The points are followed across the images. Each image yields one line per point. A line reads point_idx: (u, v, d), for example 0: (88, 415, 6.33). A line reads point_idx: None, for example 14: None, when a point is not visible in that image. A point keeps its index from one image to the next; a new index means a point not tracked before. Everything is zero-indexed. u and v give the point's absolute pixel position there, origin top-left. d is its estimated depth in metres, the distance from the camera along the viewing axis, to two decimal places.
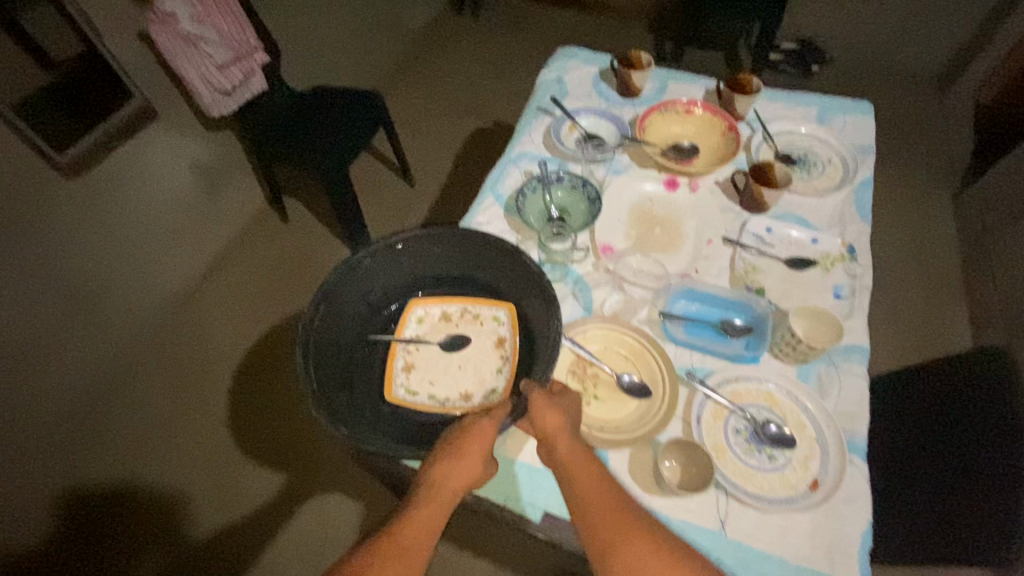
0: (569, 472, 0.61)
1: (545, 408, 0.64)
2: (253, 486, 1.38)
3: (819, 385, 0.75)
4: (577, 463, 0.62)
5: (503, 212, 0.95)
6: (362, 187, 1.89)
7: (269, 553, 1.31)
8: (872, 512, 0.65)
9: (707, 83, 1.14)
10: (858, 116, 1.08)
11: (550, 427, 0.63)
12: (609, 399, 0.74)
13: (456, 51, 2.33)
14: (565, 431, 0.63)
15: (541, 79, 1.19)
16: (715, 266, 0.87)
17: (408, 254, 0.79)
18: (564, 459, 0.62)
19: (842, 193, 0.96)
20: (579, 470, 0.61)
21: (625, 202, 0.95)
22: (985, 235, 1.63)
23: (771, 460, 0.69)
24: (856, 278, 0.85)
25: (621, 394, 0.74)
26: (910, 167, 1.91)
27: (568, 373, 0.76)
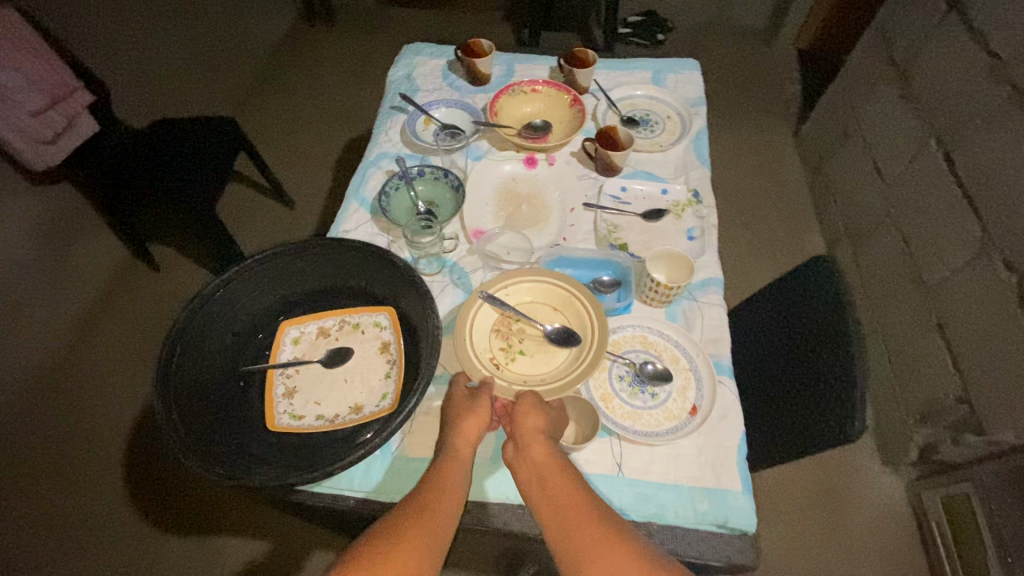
0: (541, 478, 0.61)
1: (528, 412, 0.65)
2: (162, 560, 1.26)
3: (685, 320, 0.81)
4: (550, 468, 0.61)
5: (369, 215, 0.93)
6: (237, 219, 1.78)
7: None
8: (744, 423, 0.71)
9: (549, 62, 1.19)
10: (687, 73, 1.17)
11: (529, 430, 0.63)
12: (535, 353, 0.74)
13: (314, 64, 2.24)
14: (540, 435, 0.63)
15: (390, 78, 1.18)
16: (580, 232, 0.92)
17: (271, 275, 0.76)
18: (536, 461, 0.62)
19: (682, 144, 1.04)
20: (550, 475, 0.60)
21: (489, 186, 0.98)
22: (822, 163, 1.84)
23: (654, 396, 0.74)
24: (704, 219, 0.93)
25: (548, 345, 0.75)
26: (755, 114, 2.11)
27: (492, 332, 0.75)
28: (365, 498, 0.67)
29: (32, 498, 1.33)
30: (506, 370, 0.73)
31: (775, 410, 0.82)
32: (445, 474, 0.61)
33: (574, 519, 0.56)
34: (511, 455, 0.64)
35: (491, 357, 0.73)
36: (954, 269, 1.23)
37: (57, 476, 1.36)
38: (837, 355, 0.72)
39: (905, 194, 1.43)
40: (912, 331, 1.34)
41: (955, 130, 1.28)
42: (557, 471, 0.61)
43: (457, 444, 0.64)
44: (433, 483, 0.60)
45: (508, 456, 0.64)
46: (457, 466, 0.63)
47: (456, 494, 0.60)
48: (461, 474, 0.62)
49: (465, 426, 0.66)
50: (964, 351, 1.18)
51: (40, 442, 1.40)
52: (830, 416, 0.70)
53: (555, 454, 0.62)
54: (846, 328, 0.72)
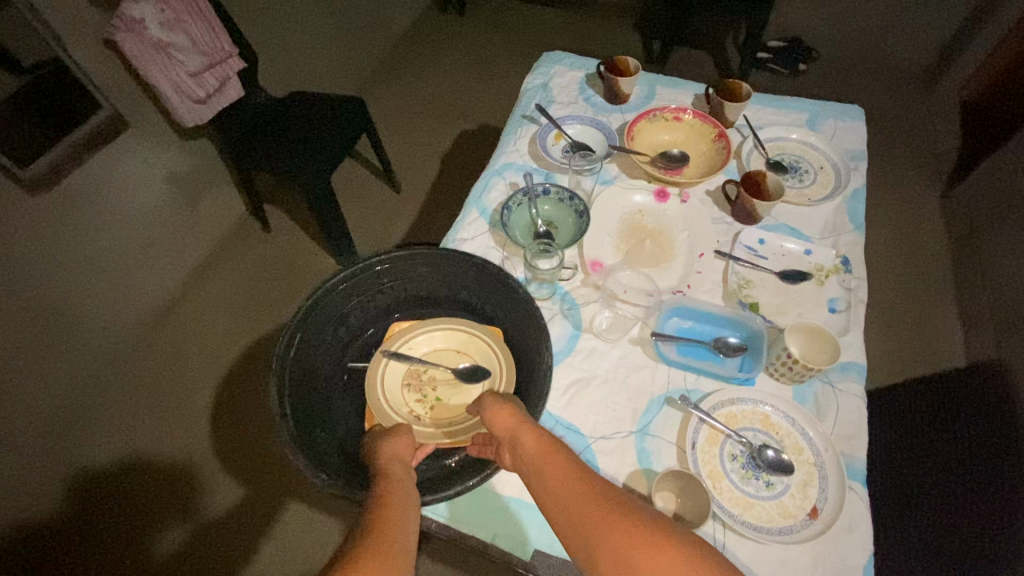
0: (533, 467, 0.56)
1: (498, 411, 0.62)
2: (227, 502, 1.34)
3: (816, 406, 0.72)
4: (541, 453, 0.56)
5: (487, 226, 0.91)
6: (345, 193, 1.85)
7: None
8: (873, 543, 0.62)
9: (695, 89, 1.11)
10: (849, 121, 1.06)
11: (507, 426, 0.60)
12: (451, 397, 0.71)
13: (441, 52, 2.27)
14: (523, 421, 0.59)
15: (525, 85, 1.15)
16: (707, 281, 0.85)
17: (391, 276, 0.76)
18: (529, 454, 0.56)
19: (835, 202, 0.93)
20: (545, 461, 0.55)
21: (614, 214, 0.93)
22: (974, 234, 1.63)
23: (767, 486, 0.67)
24: (851, 291, 0.83)
25: (461, 387, 0.72)
26: (900, 166, 1.90)
27: (403, 387, 0.72)
28: (445, 524, 0.65)
29: (132, 422, 1.46)
30: (428, 422, 0.69)
31: None
32: (392, 486, 0.54)
33: (576, 502, 0.50)
34: (510, 462, 0.58)
35: (409, 413, 0.70)
36: None
37: (155, 405, 1.48)
38: None
39: None
40: None
41: None
42: (550, 454, 0.56)
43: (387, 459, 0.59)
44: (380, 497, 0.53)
45: (506, 461, 0.59)
46: (400, 481, 0.56)
47: (405, 503, 0.53)
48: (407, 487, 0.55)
49: (398, 443, 0.62)
50: None
51: (145, 371, 1.53)
52: None
53: (542, 437, 0.58)
54: None
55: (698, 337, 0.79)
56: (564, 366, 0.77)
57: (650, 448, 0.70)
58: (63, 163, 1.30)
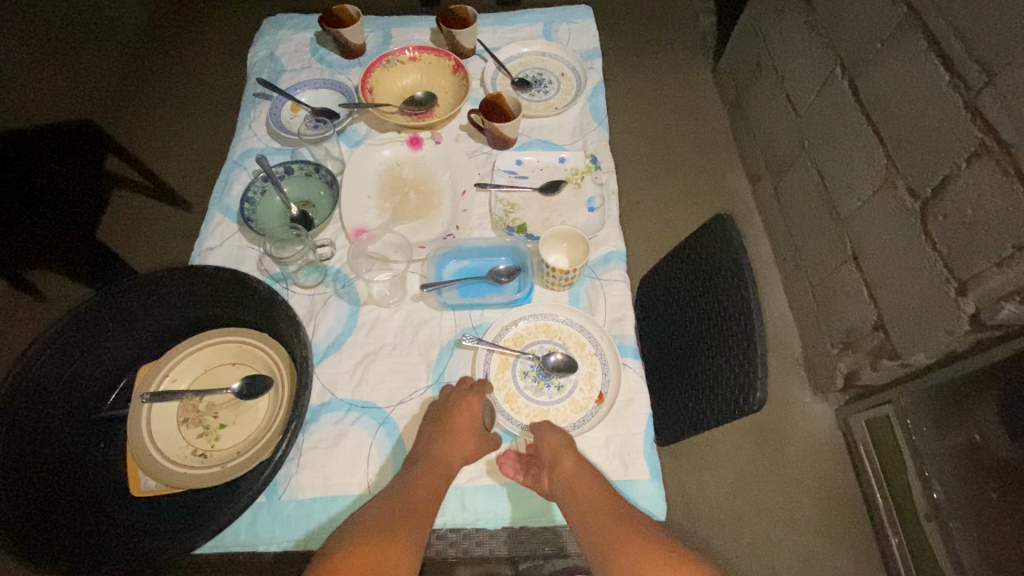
0: (570, 495, 0.61)
1: (549, 429, 0.66)
2: None
3: (589, 302, 0.77)
4: (582, 485, 0.62)
5: (235, 226, 0.83)
6: (126, 230, 1.61)
7: None
8: (650, 406, 0.68)
9: (430, 24, 1.07)
10: (579, 22, 1.08)
11: (553, 448, 0.64)
12: (237, 419, 0.67)
13: (190, 41, 1.99)
14: (570, 452, 0.64)
15: (251, 59, 1.04)
16: (474, 216, 0.85)
17: (114, 315, 0.66)
18: (569, 479, 0.62)
19: (578, 105, 0.96)
20: (581, 490, 0.61)
21: (370, 175, 0.89)
22: (739, 99, 1.81)
23: (558, 390, 0.71)
24: (604, 185, 0.87)
25: (244, 405, 0.67)
26: (672, 52, 2.04)
27: (180, 425, 0.65)
28: (253, 550, 0.62)
29: None
30: (215, 453, 0.65)
31: (673, 371, 0.81)
32: (432, 481, 0.62)
33: (614, 539, 0.59)
34: (546, 488, 0.62)
35: (191, 451, 0.64)
36: (864, 200, 1.23)
37: None
38: (731, 336, 0.70)
39: (816, 126, 1.41)
40: (831, 264, 1.36)
41: (856, 56, 1.24)
42: (587, 486, 0.62)
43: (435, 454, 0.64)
44: (418, 491, 0.61)
45: (545, 488, 0.62)
46: (440, 475, 0.63)
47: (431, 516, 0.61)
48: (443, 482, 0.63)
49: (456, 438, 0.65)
50: (878, 281, 1.20)
51: None
52: (718, 390, 0.70)
53: (583, 466, 0.63)
54: (734, 314, 0.70)
55: (475, 272, 0.80)
56: (345, 345, 0.74)
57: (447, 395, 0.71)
58: None
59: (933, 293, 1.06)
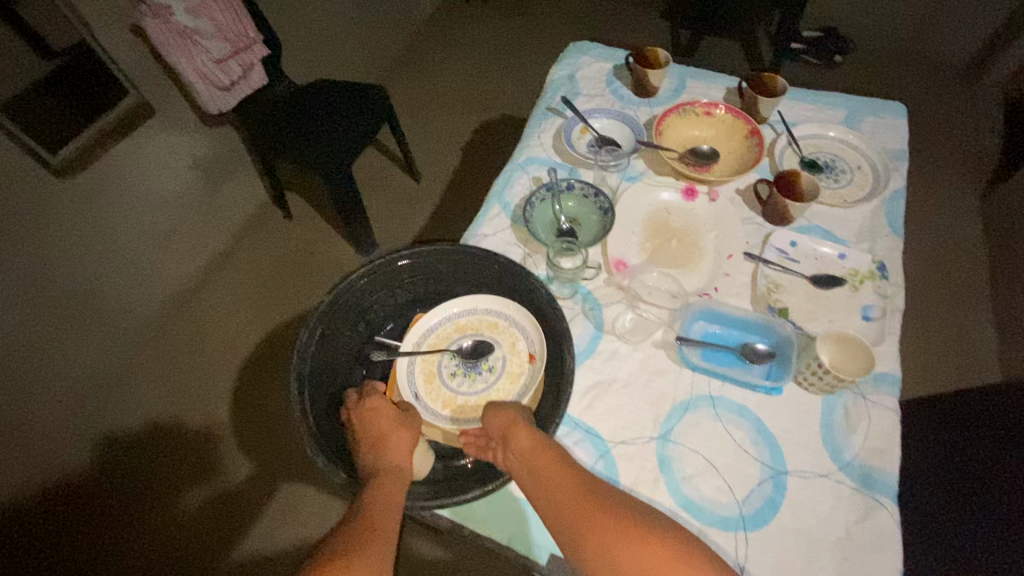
0: (525, 467, 0.61)
1: (498, 411, 0.66)
2: (239, 481, 1.37)
3: (846, 418, 0.70)
4: (536, 453, 0.61)
5: (509, 222, 0.90)
6: (366, 181, 1.85)
7: (260, 554, 1.29)
8: (903, 562, 0.61)
9: (727, 82, 1.07)
10: (889, 119, 1.01)
11: (502, 424, 0.64)
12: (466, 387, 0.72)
13: (462, 38, 2.23)
14: (518, 421, 0.64)
15: (550, 75, 1.13)
16: (736, 284, 0.83)
17: (410, 272, 0.77)
18: (522, 452, 0.61)
19: (872, 204, 0.90)
20: (536, 458, 0.61)
21: (640, 212, 0.91)
22: (1015, 237, 1.55)
23: (490, 370, 0.72)
24: (888, 298, 0.80)
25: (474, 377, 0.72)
26: (938, 164, 1.82)
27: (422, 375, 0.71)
28: (459, 525, 0.63)
29: (154, 404, 1.49)
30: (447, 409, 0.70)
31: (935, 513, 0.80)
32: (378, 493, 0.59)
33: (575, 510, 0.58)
34: (501, 459, 0.63)
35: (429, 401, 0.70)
36: None
37: (179, 386, 1.51)
38: None
39: None
40: None
41: None
42: (544, 456, 0.61)
43: (385, 463, 0.61)
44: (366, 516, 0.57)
45: (499, 460, 0.63)
46: (391, 484, 0.60)
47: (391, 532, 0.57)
48: (394, 490, 0.60)
49: (395, 444, 0.63)
50: None
51: (169, 358, 1.56)
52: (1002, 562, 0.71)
53: (537, 438, 0.62)
54: None
55: (724, 341, 0.77)
56: (585, 367, 0.76)
57: (672, 453, 0.69)
58: (92, 148, 1.32)
59: None
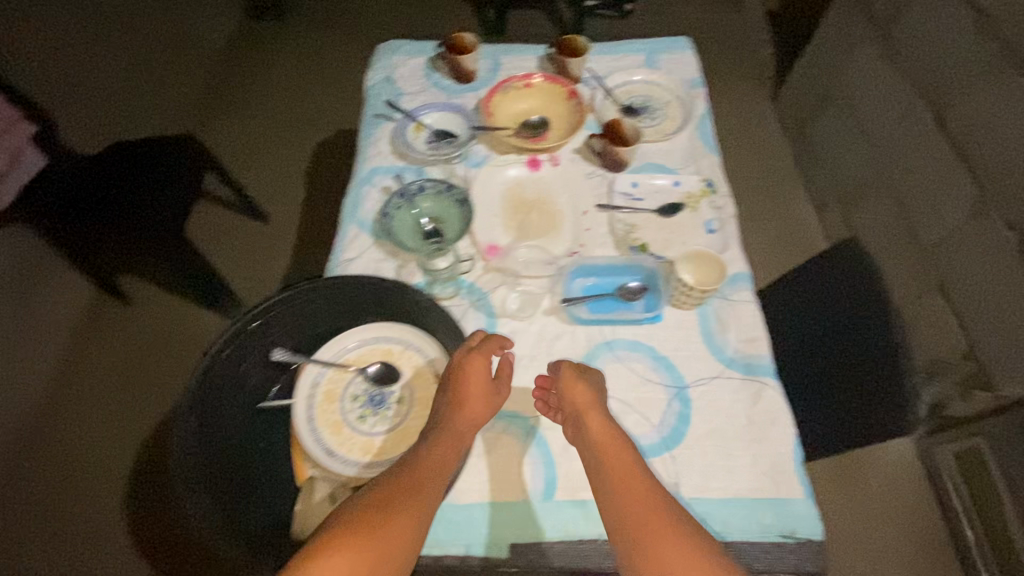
0: (598, 451, 0.63)
1: (574, 385, 0.67)
2: None
3: (719, 322, 0.79)
4: (609, 443, 0.63)
5: (371, 240, 0.87)
6: (211, 239, 1.68)
7: None
8: (795, 426, 0.70)
9: (537, 51, 1.12)
10: (680, 52, 1.12)
11: (578, 404, 0.66)
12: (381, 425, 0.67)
13: (268, 61, 2.08)
14: (594, 409, 0.65)
15: (368, 82, 1.10)
16: (598, 235, 0.88)
17: (278, 324, 0.71)
18: (595, 440, 0.64)
19: (687, 131, 1.00)
20: (608, 448, 0.63)
21: (495, 194, 0.93)
22: (805, 126, 1.83)
23: (400, 403, 0.68)
24: (721, 209, 0.91)
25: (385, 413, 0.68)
26: (733, 80, 2.08)
27: (328, 430, 0.66)
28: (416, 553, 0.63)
29: (32, 565, 1.25)
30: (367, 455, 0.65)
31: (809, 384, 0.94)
32: (426, 469, 0.60)
33: (636, 497, 0.59)
34: (573, 436, 0.66)
35: (344, 454, 0.65)
36: (954, 229, 1.23)
37: (57, 534, 1.28)
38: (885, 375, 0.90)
39: (894, 156, 1.42)
40: (911, 293, 1.35)
41: (947, 90, 1.25)
42: (612, 438, 0.64)
43: (457, 427, 0.63)
44: (412, 472, 0.59)
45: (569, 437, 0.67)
46: (448, 442, 0.62)
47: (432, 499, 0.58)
48: (449, 457, 0.62)
49: (470, 406, 0.64)
50: (971, 312, 1.19)
51: (34, 507, 1.31)
52: None
53: (608, 424, 0.65)
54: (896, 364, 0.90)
55: (605, 290, 0.81)
56: None
57: None
58: None
59: None
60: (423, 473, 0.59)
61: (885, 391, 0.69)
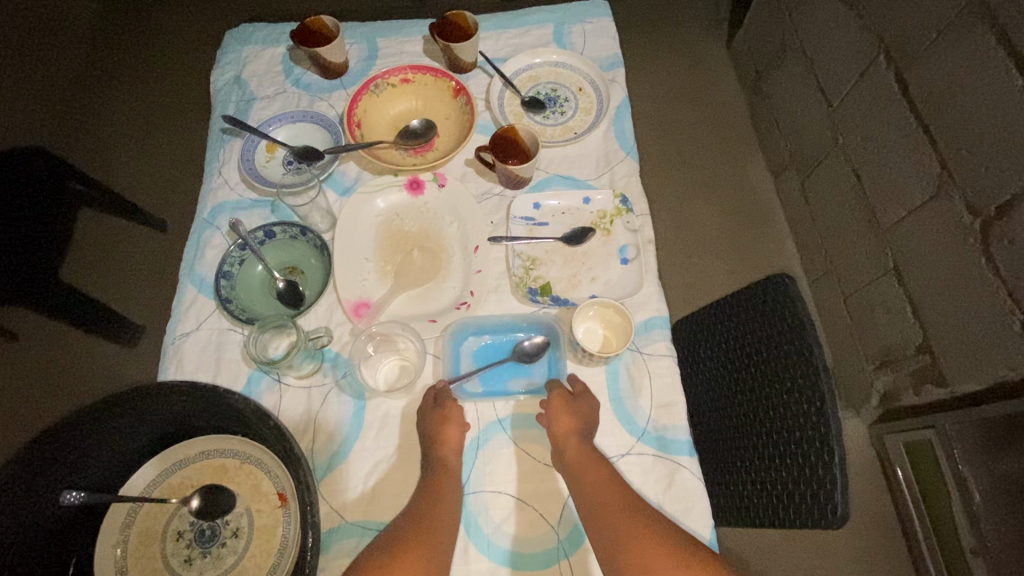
0: (574, 479, 0.59)
1: (559, 411, 0.62)
2: None
3: (631, 381, 0.67)
4: (588, 465, 0.59)
5: (213, 304, 0.71)
6: (95, 254, 1.47)
7: None
8: (711, 515, 0.60)
9: (421, 30, 0.91)
10: (596, 21, 0.92)
11: (563, 429, 0.61)
12: (214, 568, 0.55)
13: (143, 33, 1.77)
14: (575, 436, 0.61)
15: (214, 83, 0.89)
16: (491, 277, 0.73)
17: (76, 450, 0.53)
18: (573, 464, 0.60)
19: (600, 130, 0.83)
20: (585, 473, 0.58)
21: (366, 230, 0.76)
22: (761, 78, 1.64)
23: (235, 536, 0.56)
24: (638, 232, 0.76)
25: (218, 551, 0.56)
26: (684, 25, 1.85)
27: None
28: None
29: None
30: None
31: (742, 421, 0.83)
32: (438, 505, 0.57)
33: (614, 517, 0.55)
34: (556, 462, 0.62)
35: None
36: (911, 210, 1.10)
37: None
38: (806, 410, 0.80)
39: (852, 119, 1.26)
40: (867, 276, 1.24)
41: (906, 43, 1.08)
42: (593, 465, 0.59)
43: (443, 456, 0.61)
44: (431, 505, 0.57)
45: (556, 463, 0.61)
46: (450, 479, 0.60)
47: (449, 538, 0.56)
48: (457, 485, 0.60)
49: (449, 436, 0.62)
50: (924, 300, 1.08)
51: None
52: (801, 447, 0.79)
53: (586, 449, 0.60)
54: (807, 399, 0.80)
55: (499, 354, 0.69)
56: (354, 453, 0.64)
57: (475, 507, 0.61)
58: None
59: (993, 323, 0.95)
60: (437, 509, 0.57)
61: (811, 462, 0.59)
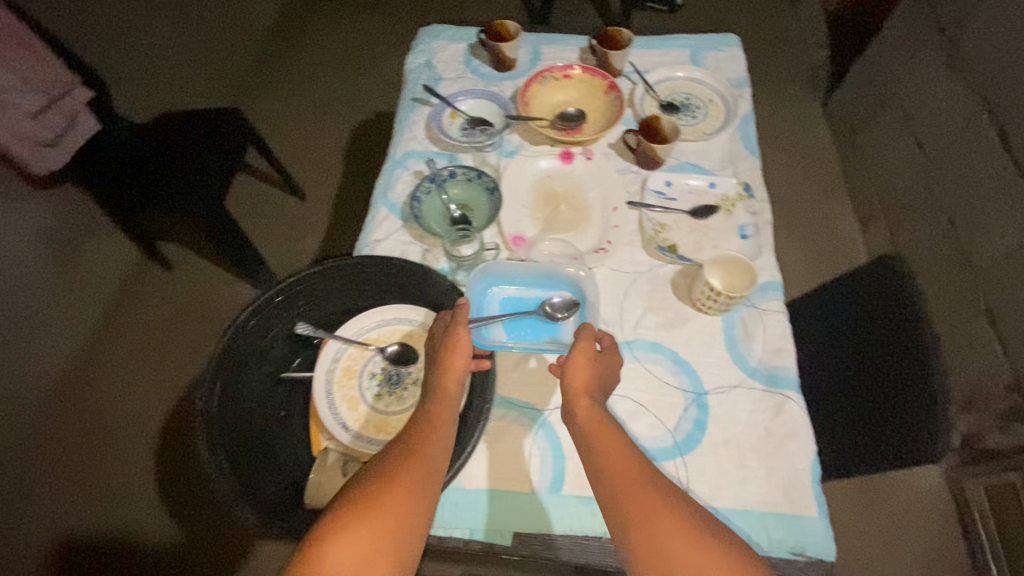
0: (589, 438, 0.61)
1: (579, 368, 0.65)
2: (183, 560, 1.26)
3: (745, 329, 0.77)
4: (599, 429, 0.61)
5: (400, 222, 0.88)
6: (246, 212, 1.73)
7: None
8: (814, 441, 0.68)
9: (579, 42, 1.11)
10: (727, 50, 1.09)
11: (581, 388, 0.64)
12: (397, 404, 0.68)
13: (311, 42, 2.11)
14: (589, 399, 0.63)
15: (407, 65, 1.11)
16: (626, 233, 0.87)
17: (305, 297, 0.74)
18: (587, 427, 0.62)
19: (728, 132, 0.97)
20: (603, 439, 0.60)
21: (525, 184, 0.92)
22: (856, 133, 1.75)
23: (415, 384, 0.70)
24: (757, 215, 0.88)
25: (401, 391, 0.69)
26: (782, 83, 2.01)
27: (346, 404, 0.68)
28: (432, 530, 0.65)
29: (64, 506, 1.32)
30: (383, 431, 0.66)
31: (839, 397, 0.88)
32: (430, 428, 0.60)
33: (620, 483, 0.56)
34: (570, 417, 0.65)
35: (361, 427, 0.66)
36: (1008, 253, 1.15)
37: (94, 479, 1.35)
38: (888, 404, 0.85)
39: (949, 169, 1.34)
40: (955, 318, 1.28)
41: (1012, 102, 1.17)
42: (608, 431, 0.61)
43: (444, 382, 0.64)
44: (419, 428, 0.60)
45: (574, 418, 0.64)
46: (446, 405, 0.63)
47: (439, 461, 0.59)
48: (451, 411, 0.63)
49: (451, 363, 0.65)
50: (1016, 340, 1.12)
51: (69, 459, 1.37)
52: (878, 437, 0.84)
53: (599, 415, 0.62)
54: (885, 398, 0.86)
55: (526, 307, 0.74)
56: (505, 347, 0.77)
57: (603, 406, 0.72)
58: None
59: None
60: (433, 429, 0.60)
61: None
